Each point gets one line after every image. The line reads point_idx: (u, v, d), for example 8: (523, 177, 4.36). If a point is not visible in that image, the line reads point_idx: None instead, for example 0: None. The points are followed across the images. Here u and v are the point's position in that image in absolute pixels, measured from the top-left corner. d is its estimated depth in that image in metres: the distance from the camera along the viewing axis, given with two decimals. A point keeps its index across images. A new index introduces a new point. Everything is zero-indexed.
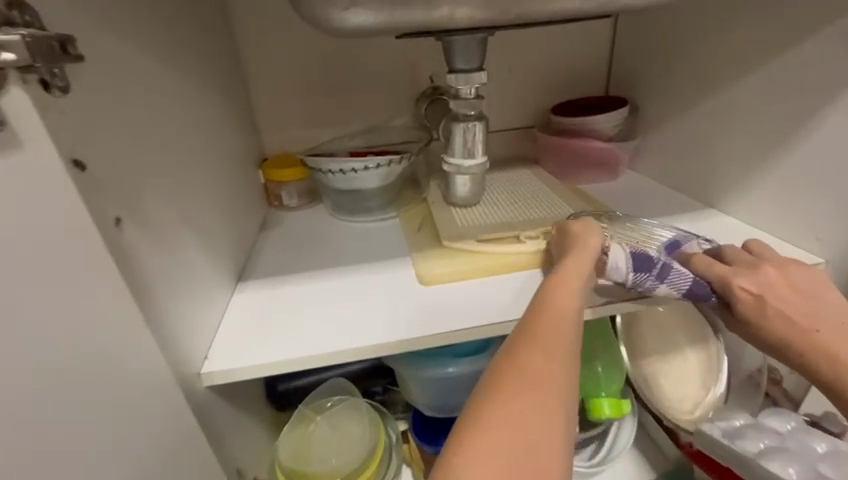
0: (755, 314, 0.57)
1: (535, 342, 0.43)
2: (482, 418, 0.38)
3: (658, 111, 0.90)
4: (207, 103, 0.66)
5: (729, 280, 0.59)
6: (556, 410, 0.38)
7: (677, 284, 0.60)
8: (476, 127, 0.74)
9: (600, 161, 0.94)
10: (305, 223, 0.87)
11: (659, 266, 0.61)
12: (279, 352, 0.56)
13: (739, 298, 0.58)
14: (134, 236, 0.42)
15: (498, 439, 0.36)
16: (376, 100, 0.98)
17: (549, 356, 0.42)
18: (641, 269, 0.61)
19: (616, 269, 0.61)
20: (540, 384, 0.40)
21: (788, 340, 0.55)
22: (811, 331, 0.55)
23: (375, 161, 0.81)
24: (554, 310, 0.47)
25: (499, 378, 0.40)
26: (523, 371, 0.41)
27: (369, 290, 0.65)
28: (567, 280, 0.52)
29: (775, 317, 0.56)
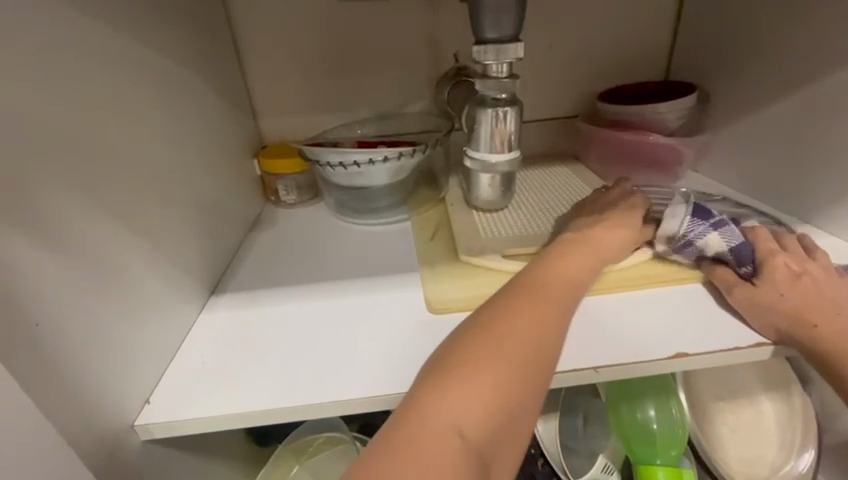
0: (779, 283, 0.49)
1: (538, 302, 0.41)
2: (473, 347, 0.35)
3: (736, 100, 0.73)
4: (183, 81, 0.56)
5: (773, 253, 0.52)
6: (542, 362, 0.36)
7: (731, 239, 0.52)
8: (507, 114, 0.59)
9: (656, 159, 0.78)
10: (303, 222, 0.76)
11: (717, 218, 0.54)
12: (244, 395, 0.44)
13: (775, 269, 0.50)
14: (28, 253, 0.31)
15: (493, 371, 0.33)
16: (391, 81, 0.85)
17: (545, 316, 0.40)
18: (699, 216, 0.54)
19: (673, 217, 0.55)
20: (538, 336, 0.37)
21: (795, 312, 0.47)
22: (823, 313, 0.47)
23: (384, 153, 0.68)
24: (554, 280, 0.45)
25: (495, 318, 0.38)
26: (524, 321, 0.38)
27: (366, 315, 0.53)
28: (581, 257, 0.50)
29: (801, 293, 0.48)
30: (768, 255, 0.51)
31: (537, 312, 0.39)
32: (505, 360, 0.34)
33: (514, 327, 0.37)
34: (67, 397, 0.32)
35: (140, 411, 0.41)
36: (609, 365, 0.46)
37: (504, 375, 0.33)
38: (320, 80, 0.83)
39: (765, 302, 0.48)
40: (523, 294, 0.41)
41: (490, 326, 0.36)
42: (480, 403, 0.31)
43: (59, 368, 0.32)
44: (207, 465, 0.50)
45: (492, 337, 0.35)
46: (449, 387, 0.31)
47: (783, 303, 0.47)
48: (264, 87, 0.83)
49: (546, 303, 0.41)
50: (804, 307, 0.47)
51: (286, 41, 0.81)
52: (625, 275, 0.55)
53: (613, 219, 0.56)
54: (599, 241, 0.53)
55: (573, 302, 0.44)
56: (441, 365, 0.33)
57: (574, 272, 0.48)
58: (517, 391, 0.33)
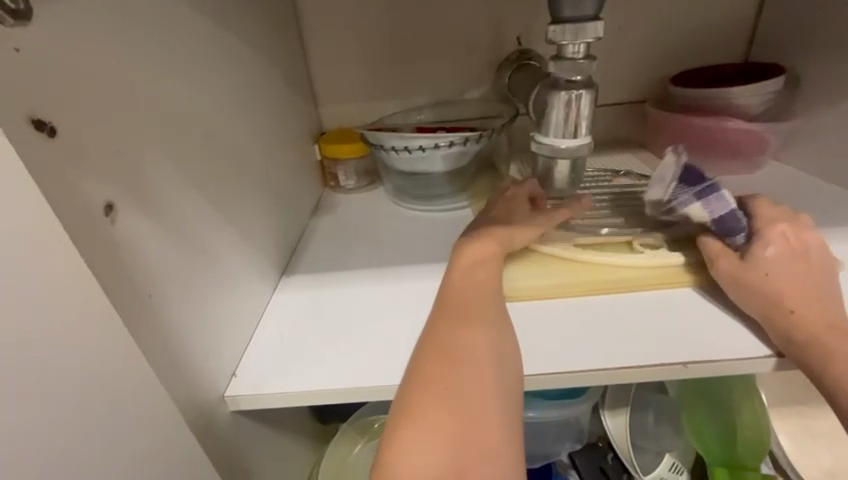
0: (770, 260, 0.44)
1: (456, 314, 0.40)
2: (415, 387, 0.35)
3: (833, 82, 0.66)
4: (256, 66, 0.56)
5: (774, 223, 0.47)
6: (477, 380, 0.35)
7: (716, 212, 0.47)
8: (581, 98, 0.57)
9: (735, 148, 0.73)
10: (362, 208, 0.76)
11: (709, 183, 0.48)
12: (322, 375, 0.45)
13: (771, 241, 0.45)
14: (141, 228, 0.33)
15: (427, 417, 0.33)
16: (450, 67, 0.83)
17: (462, 326, 0.39)
18: (688, 179, 0.49)
19: (661, 181, 0.50)
20: (460, 364, 0.36)
21: (772, 290, 0.42)
22: (802, 297, 0.42)
23: (448, 139, 0.67)
24: (477, 281, 0.43)
25: (427, 347, 0.37)
26: (452, 344, 0.37)
27: (434, 301, 0.53)
28: (487, 249, 0.47)
29: (787, 270, 0.43)
30: (766, 225, 0.47)
31: (462, 329, 0.39)
32: (441, 401, 0.34)
33: (443, 354, 0.37)
34: (171, 368, 0.34)
35: (229, 384, 0.43)
36: (702, 362, 0.41)
37: (441, 415, 0.33)
38: (379, 66, 0.83)
39: (755, 281, 0.43)
40: (439, 314, 0.40)
41: (417, 371, 0.36)
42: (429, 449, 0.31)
43: (165, 338, 0.34)
44: (281, 439, 0.52)
45: (422, 383, 0.35)
46: (400, 450, 0.31)
47: (769, 283, 0.43)
48: (324, 73, 0.84)
49: (467, 310, 0.40)
50: (783, 286, 0.42)
51: (346, 27, 0.81)
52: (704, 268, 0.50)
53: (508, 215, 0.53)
54: (498, 233, 0.49)
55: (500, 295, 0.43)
56: (386, 429, 0.33)
57: (494, 266, 0.45)
58: (463, 421, 0.33)
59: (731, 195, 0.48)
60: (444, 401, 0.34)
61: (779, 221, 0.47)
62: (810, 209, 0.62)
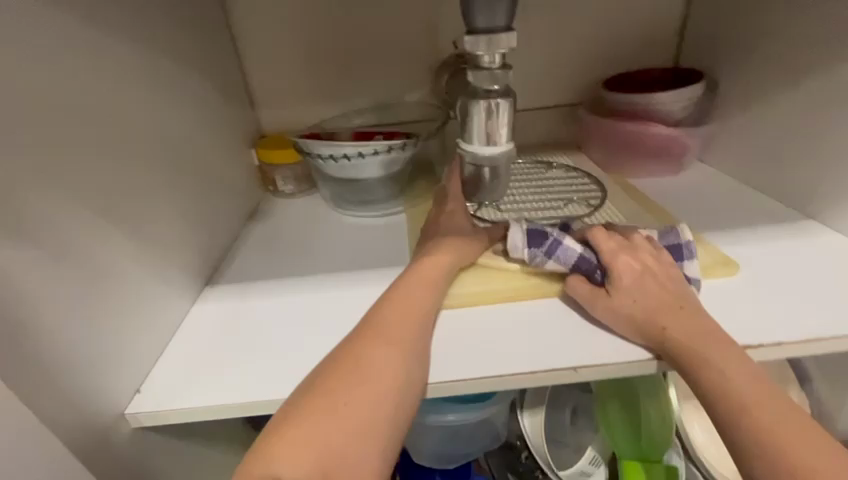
0: (628, 287, 0.46)
1: (375, 334, 0.42)
2: (323, 388, 0.37)
3: (746, 87, 0.69)
4: (173, 74, 0.56)
5: (616, 251, 0.49)
6: (382, 396, 0.37)
7: (567, 262, 0.49)
8: (500, 107, 0.58)
9: (659, 151, 0.76)
10: (299, 214, 0.76)
11: (551, 239, 0.50)
12: (231, 387, 0.45)
13: (621, 271, 0.47)
14: (9, 250, 0.32)
15: (319, 421, 0.35)
16: (390, 70, 0.84)
17: (384, 342, 0.41)
18: (534, 244, 0.51)
19: (514, 249, 0.52)
20: (372, 379, 0.38)
21: (639, 315, 0.45)
22: (668, 312, 0.44)
23: (373, 147, 0.67)
24: (412, 299, 0.46)
25: (348, 351, 0.40)
26: (370, 356, 0.40)
27: (353, 310, 0.53)
28: (432, 261, 0.50)
29: (645, 295, 0.46)
30: (612, 255, 0.49)
31: (374, 347, 0.40)
32: (332, 411, 0.36)
33: (359, 364, 0.39)
34: (50, 392, 0.34)
35: (131, 401, 0.43)
36: (591, 366, 0.43)
37: (331, 421, 0.35)
38: (318, 69, 0.83)
39: (623, 312, 0.45)
40: (364, 332, 0.42)
41: (321, 383, 0.38)
42: (310, 449, 0.33)
43: (39, 360, 0.33)
44: (200, 451, 0.52)
45: (321, 393, 0.37)
46: (277, 452, 0.33)
47: (636, 313, 0.45)
48: (263, 77, 0.83)
49: (390, 331, 0.42)
50: (647, 310, 0.45)
51: (283, 30, 0.80)
52: None
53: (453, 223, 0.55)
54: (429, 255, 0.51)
55: (424, 323, 0.45)
56: (273, 430, 0.35)
57: (439, 282, 0.49)
58: (351, 431, 0.35)
59: (573, 239, 0.51)
60: (342, 408, 0.36)
61: (621, 246, 0.50)
62: (720, 210, 0.65)
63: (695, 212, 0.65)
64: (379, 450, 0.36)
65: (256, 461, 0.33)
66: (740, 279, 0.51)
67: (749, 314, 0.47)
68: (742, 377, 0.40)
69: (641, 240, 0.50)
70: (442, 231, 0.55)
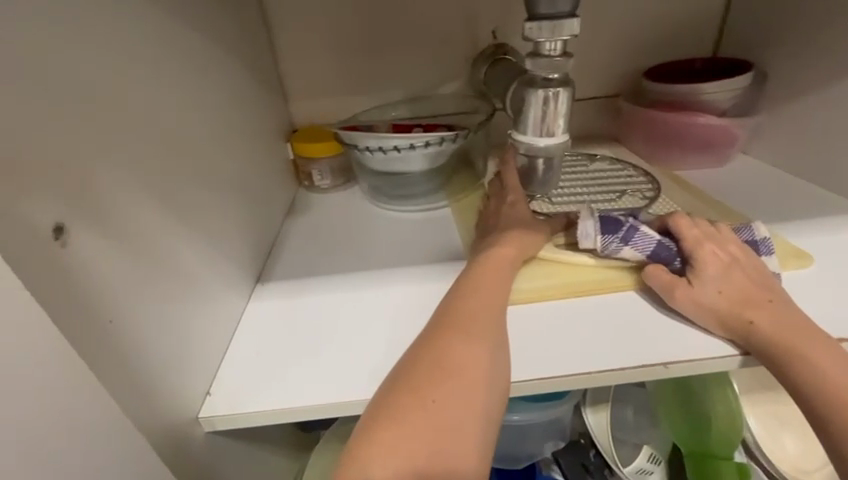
0: (714, 278, 0.45)
1: (457, 326, 0.39)
2: (411, 385, 0.35)
3: (796, 77, 0.68)
4: (220, 64, 0.53)
5: (700, 241, 0.47)
6: (473, 393, 0.35)
7: (644, 249, 0.48)
8: (559, 96, 0.56)
9: (706, 142, 0.74)
10: (338, 209, 0.74)
11: (627, 226, 0.49)
12: (301, 388, 0.43)
13: (706, 261, 0.46)
14: (96, 249, 0.30)
15: (414, 421, 0.33)
16: (425, 61, 0.82)
17: (467, 335, 0.39)
18: (609, 231, 0.49)
19: (585, 237, 0.50)
20: (461, 374, 0.36)
21: (726, 307, 0.43)
22: (756, 305, 0.43)
23: (423, 139, 0.65)
24: (485, 289, 0.44)
25: (431, 345, 0.38)
26: (456, 351, 0.37)
27: (417, 306, 0.52)
28: (501, 254, 0.49)
29: (733, 286, 0.44)
30: (696, 246, 0.47)
31: (459, 340, 0.38)
32: (424, 409, 0.34)
33: (445, 358, 0.37)
34: (137, 398, 0.32)
35: (202, 405, 0.41)
36: (681, 362, 0.42)
37: (425, 421, 0.33)
38: (352, 61, 0.81)
39: (710, 306, 0.44)
40: (442, 324, 0.40)
41: (410, 380, 0.35)
42: (407, 450, 0.32)
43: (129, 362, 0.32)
44: (260, 454, 0.50)
45: (410, 390, 0.35)
46: (373, 452, 0.32)
47: (722, 304, 0.43)
48: (295, 69, 0.81)
49: (470, 323, 0.40)
50: (733, 302, 0.43)
51: (317, 20, 0.78)
52: None
53: (515, 217, 0.55)
54: (499, 247, 0.50)
55: (499, 307, 0.43)
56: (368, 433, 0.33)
57: (508, 275, 0.47)
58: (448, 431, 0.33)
59: (647, 227, 0.50)
60: (435, 406, 0.34)
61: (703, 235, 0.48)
62: (774, 202, 0.64)
63: (750, 204, 0.64)
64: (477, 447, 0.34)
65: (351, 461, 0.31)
66: (816, 271, 0.50)
67: (831, 306, 0.46)
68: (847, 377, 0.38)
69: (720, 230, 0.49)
70: (507, 223, 0.54)
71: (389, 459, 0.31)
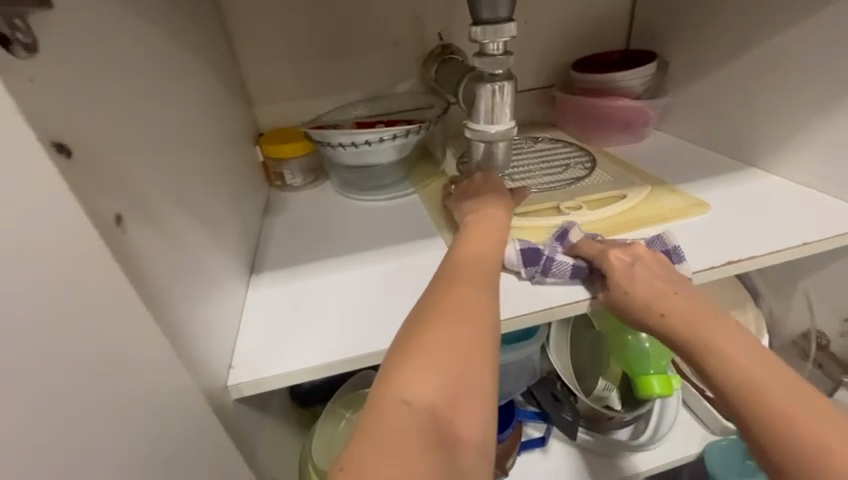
0: (622, 277, 0.51)
1: (466, 290, 0.45)
2: (427, 323, 0.40)
3: (690, 64, 0.82)
4: (198, 72, 0.58)
5: (606, 249, 0.54)
6: (480, 326, 0.41)
7: (565, 273, 0.55)
8: (504, 88, 0.66)
9: (626, 121, 0.87)
10: (312, 204, 0.80)
11: (545, 257, 0.56)
12: (308, 354, 0.49)
13: (614, 265, 0.52)
14: (144, 237, 0.35)
15: (434, 352, 0.38)
16: (381, 62, 0.89)
17: (466, 285, 0.45)
18: (530, 263, 0.56)
19: (512, 265, 0.57)
20: (468, 312, 0.42)
21: (640, 306, 0.50)
22: (667, 298, 0.49)
23: (391, 132, 0.71)
24: (476, 250, 0.52)
25: (437, 295, 0.44)
26: (458, 296, 0.44)
27: (403, 275, 0.59)
28: (486, 221, 0.57)
29: (643, 286, 0.50)
30: (603, 256, 0.53)
31: (461, 287, 0.45)
32: (442, 339, 0.39)
33: (451, 303, 0.42)
34: (187, 363, 0.37)
35: (228, 375, 0.47)
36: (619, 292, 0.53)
37: (443, 350, 0.38)
38: (311, 66, 0.86)
39: (623, 304, 0.51)
40: (442, 279, 0.47)
41: (425, 318, 0.41)
42: (428, 374, 0.36)
43: (178, 331, 0.37)
44: (271, 425, 0.55)
45: (427, 326, 0.40)
46: (400, 378, 0.36)
47: (632, 300, 0.50)
48: (258, 74, 0.85)
49: (468, 275, 0.47)
50: (644, 299, 0.50)
51: (276, 27, 0.82)
52: (621, 221, 0.62)
53: (490, 193, 0.63)
54: (480, 221, 0.57)
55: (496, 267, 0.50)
56: (386, 372, 0.37)
57: (495, 236, 0.55)
58: (465, 355, 0.38)
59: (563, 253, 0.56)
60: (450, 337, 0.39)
61: (603, 247, 0.54)
62: (682, 167, 0.77)
63: (665, 170, 0.76)
64: (488, 364, 0.39)
65: (385, 388, 0.36)
66: (714, 216, 0.63)
67: (724, 240, 0.59)
68: (762, 369, 0.42)
69: (628, 240, 0.56)
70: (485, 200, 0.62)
71: (413, 381, 0.36)
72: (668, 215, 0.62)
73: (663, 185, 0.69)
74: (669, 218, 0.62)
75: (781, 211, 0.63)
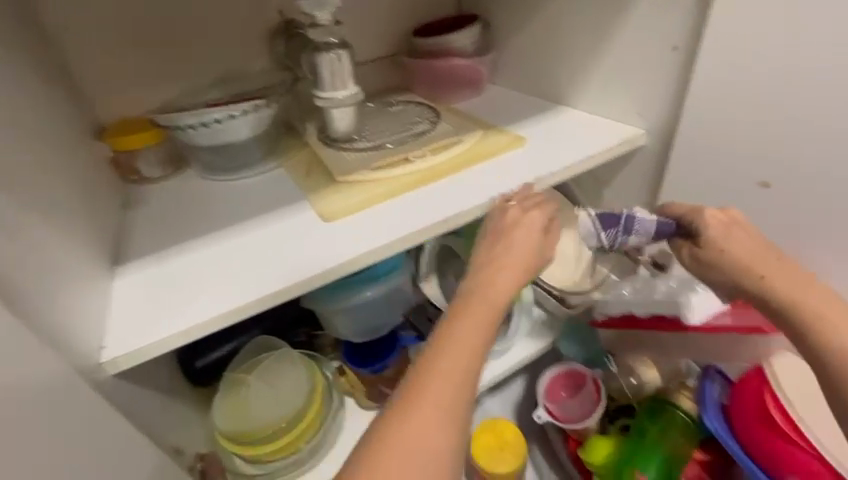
0: (730, 238, 0.61)
1: (461, 337, 0.48)
2: (374, 448, 0.43)
3: (504, 22, 0.95)
4: (17, 64, 0.54)
5: (701, 208, 0.63)
6: (426, 444, 0.43)
7: (646, 232, 0.65)
8: (342, 56, 0.71)
9: (462, 79, 0.97)
10: (176, 192, 0.79)
11: (625, 218, 0.66)
12: (185, 319, 0.53)
13: (711, 226, 0.61)
14: None
15: None
16: (225, 42, 0.88)
17: (462, 357, 0.47)
18: (610, 226, 0.68)
19: (592, 235, 0.70)
20: (432, 418, 0.44)
21: (745, 262, 0.60)
22: (750, 254, 0.60)
23: (240, 108, 0.73)
24: (488, 289, 0.52)
25: (414, 386, 0.46)
26: (436, 385, 0.45)
27: (269, 240, 0.64)
28: (506, 265, 0.54)
29: (741, 246, 0.60)
30: (699, 214, 0.63)
31: (455, 356, 0.47)
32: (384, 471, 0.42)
33: (419, 411, 0.44)
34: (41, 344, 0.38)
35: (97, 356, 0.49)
36: (454, 215, 0.64)
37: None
38: (148, 52, 0.83)
39: (723, 257, 0.61)
40: (437, 346, 0.48)
41: (380, 439, 0.44)
42: None
43: (25, 314, 0.38)
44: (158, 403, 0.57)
45: (382, 449, 0.43)
46: None
47: (726, 257, 0.61)
48: (88, 65, 0.80)
49: (461, 343, 0.48)
50: (752, 260, 0.59)
51: (97, 13, 0.78)
52: (459, 162, 0.73)
53: (515, 211, 0.60)
54: (513, 230, 0.57)
55: (495, 317, 0.50)
56: None
57: (505, 278, 0.53)
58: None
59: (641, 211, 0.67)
60: (391, 459, 0.43)
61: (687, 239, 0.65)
62: (509, 112, 0.90)
63: (496, 117, 0.89)
64: None
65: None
66: (530, 147, 0.77)
67: (536, 164, 0.72)
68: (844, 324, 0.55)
69: (694, 206, 0.64)
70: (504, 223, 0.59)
71: None
72: (494, 151, 0.74)
73: (491, 128, 0.81)
74: (495, 154, 0.74)
75: (577, 135, 0.79)
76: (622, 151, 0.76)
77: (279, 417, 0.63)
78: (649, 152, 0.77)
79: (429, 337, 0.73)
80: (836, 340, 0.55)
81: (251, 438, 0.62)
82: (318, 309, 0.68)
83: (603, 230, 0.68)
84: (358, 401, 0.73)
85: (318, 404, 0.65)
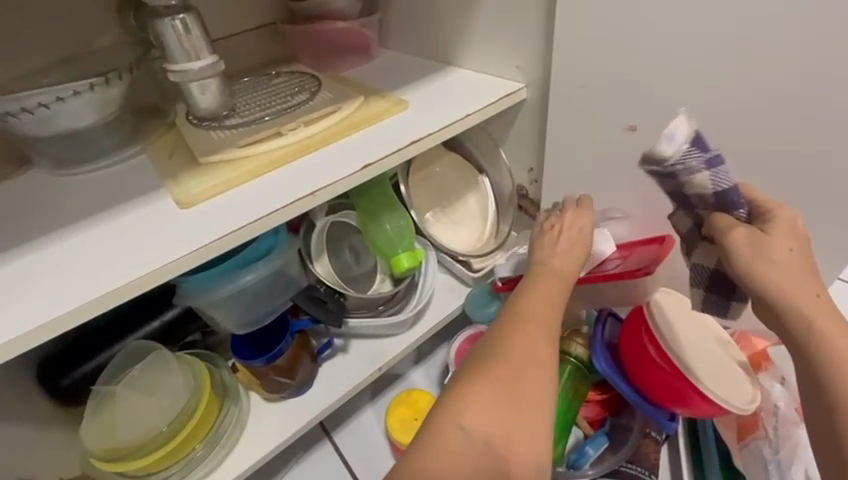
0: (785, 235, 0.51)
1: (526, 337, 0.49)
2: (451, 439, 0.43)
3: None
4: None
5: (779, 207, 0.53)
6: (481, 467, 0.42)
7: (720, 181, 0.53)
8: (186, 21, 0.64)
9: (347, 44, 0.91)
10: (13, 194, 0.67)
11: (714, 153, 0.53)
12: (6, 330, 0.48)
13: (782, 219, 0.52)
14: None
15: None
16: (59, 15, 0.76)
17: (512, 380, 0.46)
18: (697, 148, 0.52)
19: (671, 140, 0.51)
20: (497, 438, 0.43)
21: (786, 261, 0.50)
22: (800, 256, 0.50)
23: (72, 88, 0.64)
24: (548, 290, 0.54)
25: (473, 391, 0.46)
26: (491, 405, 0.44)
27: (119, 237, 0.58)
28: (554, 271, 0.57)
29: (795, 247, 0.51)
30: (775, 207, 0.53)
31: (503, 370, 0.46)
32: None
33: (475, 427, 0.44)
34: None
35: None
36: (324, 188, 0.61)
37: None
38: None
39: (771, 246, 0.50)
40: (510, 343, 0.48)
41: (450, 441, 0.43)
42: None
43: None
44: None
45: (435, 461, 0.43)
46: None
47: (784, 252, 0.50)
48: None
49: (525, 351, 0.48)
50: (795, 255, 0.50)
51: None
52: (335, 131, 0.69)
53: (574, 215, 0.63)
54: (567, 233, 0.61)
55: (553, 321, 0.51)
56: None
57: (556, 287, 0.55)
58: None
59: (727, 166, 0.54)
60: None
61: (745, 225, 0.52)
62: (397, 77, 0.86)
63: (385, 82, 0.84)
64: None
65: None
66: (411, 111, 0.73)
67: (414, 127, 0.70)
68: None
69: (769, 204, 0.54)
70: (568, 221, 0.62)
71: None
72: (373, 117, 0.71)
73: (372, 94, 0.77)
74: (373, 120, 0.71)
75: (462, 94, 0.76)
76: (504, 106, 0.75)
77: (159, 425, 0.60)
78: (534, 106, 0.76)
79: (322, 318, 0.71)
80: (844, 376, 0.45)
81: (127, 451, 0.58)
82: (193, 304, 0.63)
83: (691, 145, 0.51)
84: (260, 394, 0.71)
85: (204, 406, 0.62)
